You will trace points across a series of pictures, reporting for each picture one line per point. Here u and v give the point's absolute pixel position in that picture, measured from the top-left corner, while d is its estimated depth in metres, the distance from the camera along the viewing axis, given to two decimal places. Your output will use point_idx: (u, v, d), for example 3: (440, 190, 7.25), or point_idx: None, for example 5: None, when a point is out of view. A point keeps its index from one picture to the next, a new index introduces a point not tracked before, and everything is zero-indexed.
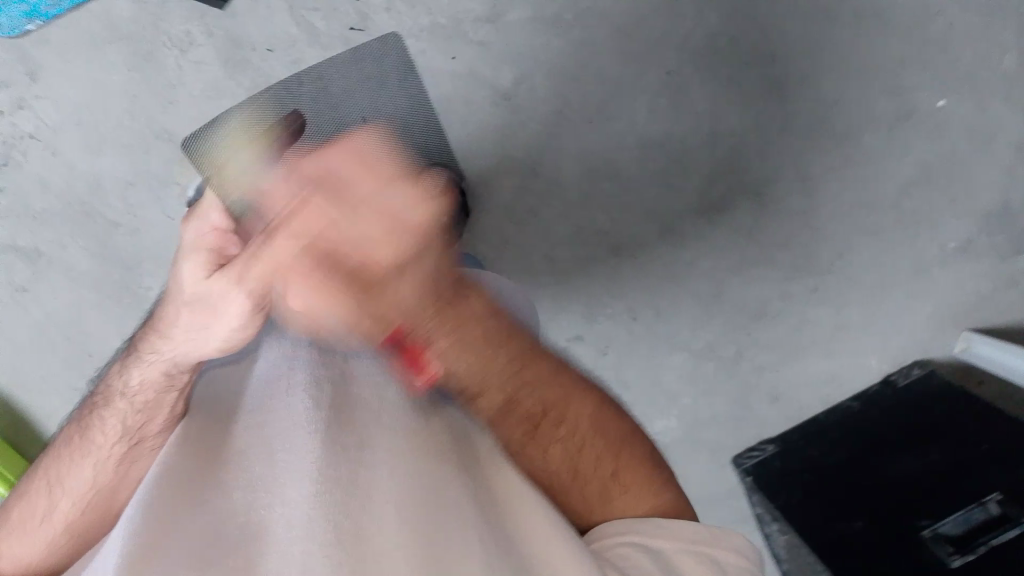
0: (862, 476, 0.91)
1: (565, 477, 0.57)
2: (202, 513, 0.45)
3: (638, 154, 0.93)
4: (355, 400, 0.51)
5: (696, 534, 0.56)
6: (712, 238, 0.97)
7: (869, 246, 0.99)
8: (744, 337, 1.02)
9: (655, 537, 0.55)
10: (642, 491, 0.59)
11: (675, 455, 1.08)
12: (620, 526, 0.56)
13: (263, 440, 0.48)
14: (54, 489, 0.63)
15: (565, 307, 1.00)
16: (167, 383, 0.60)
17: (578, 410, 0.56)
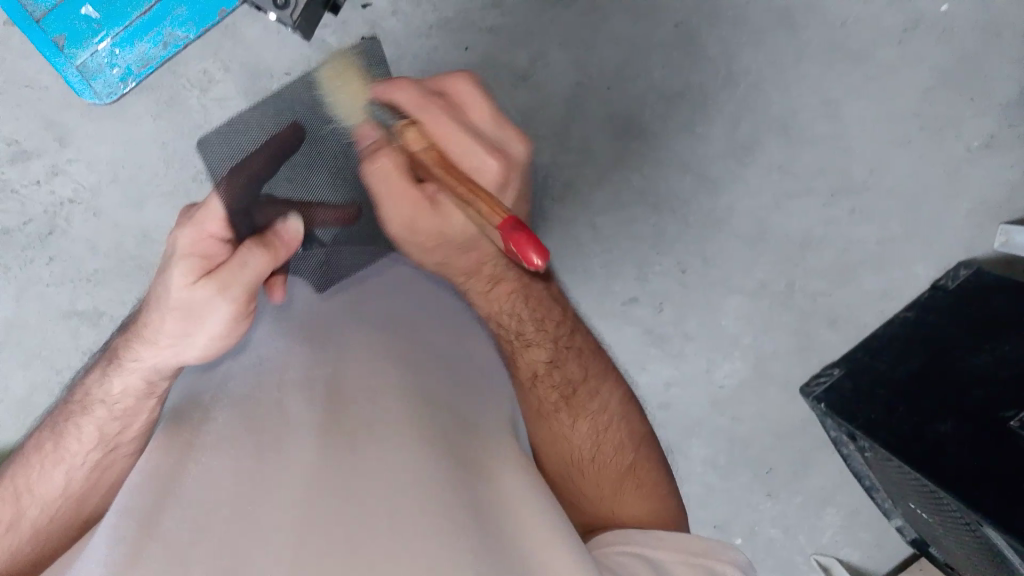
0: (942, 386, 0.91)
1: (586, 461, 0.62)
2: (188, 505, 0.43)
3: (661, 108, 0.95)
4: (353, 412, 0.49)
5: (690, 545, 0.55)
6: (745, 178, 0.98)
7: (899, 157, 0.99)
8: (795, 270, 1.02)
9: (655, 548, 0.54)
10: (649, 491, 0.62)
11: (746, 397, 1.07)
12: (626, 535, 0.56)
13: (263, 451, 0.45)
14: (18, 496, 0.59)
15: (616, 272, 1.00)
16: (146, 390, 0.59)
17: (602, 400, 0.64)
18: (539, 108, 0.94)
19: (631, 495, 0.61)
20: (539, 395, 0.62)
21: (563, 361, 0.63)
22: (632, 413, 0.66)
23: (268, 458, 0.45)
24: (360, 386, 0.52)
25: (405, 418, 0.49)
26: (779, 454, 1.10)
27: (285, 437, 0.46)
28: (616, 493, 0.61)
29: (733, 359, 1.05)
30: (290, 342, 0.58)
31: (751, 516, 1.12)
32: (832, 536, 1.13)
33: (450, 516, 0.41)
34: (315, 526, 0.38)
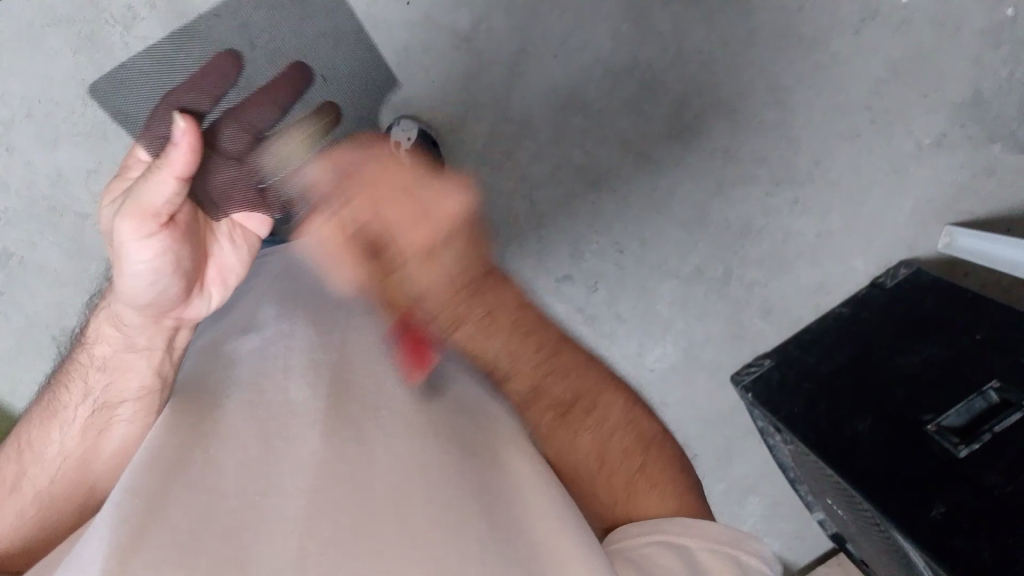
0: (863, 379, 0.91)
1: (597, 470, 0.56)
2: (193, 492, 0.39)
3: (606, 82, 0.92)
4: (350, 387, 0.49)
5: (721, 534, 0.52)
6: (688, 161, 0.96)
7: (844, 150, 0.98)
8: (733, 256, 1.01)
9: (679, 533, 0.51)
10: (667, 493, 0.55)
11: (675, 383, 1.06)
12: (647, 523, 0.51)
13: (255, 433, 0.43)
14: (24, 454, 0.63)
15: (551, 248, 0.98)
16: (127, 344, 0.61)
17: (607, 405, 0.59)
18: (480, 73, 0.90)
19: (655, 500, 0.54)
20: (532, 416, 0.57)
21: (549, 382, 0.58)
22: (643, 420, 0.61)
23: (280, 449, 0.42)
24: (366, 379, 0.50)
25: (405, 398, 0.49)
26: (705, 444, 1.09)
27: (294, 431, 0.43)
28: (635, 487, 0.55)
29: (664, 344, 1.04)
30: (290, 325, 0.58)
31: None
32: (753, 522, 1.14)
33: (458, 511, 0.38)
34: (325, 524, 0.35)
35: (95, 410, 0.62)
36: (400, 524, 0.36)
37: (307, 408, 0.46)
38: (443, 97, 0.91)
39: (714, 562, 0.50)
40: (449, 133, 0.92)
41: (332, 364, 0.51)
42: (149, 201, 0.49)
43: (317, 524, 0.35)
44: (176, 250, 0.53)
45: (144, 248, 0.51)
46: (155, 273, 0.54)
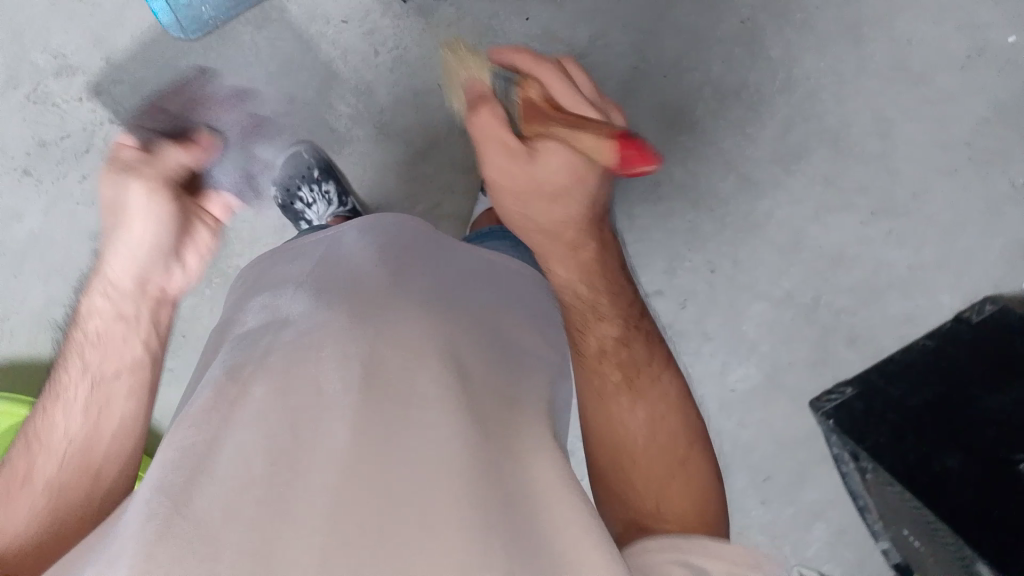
0: (953, 416, 0.91)
1: (640, 456, 0.58)
2: (227, 484, 0.40)
3: (715, 103, 0.93)
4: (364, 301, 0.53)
5: (747, 556, 0.48)
6: (789, 186, 0.97)
7: (942, 185, 0.99)
8: (824, 283, 1.02)
9: (702, 554, 0.48)
10: (698, 494, 0.56)
11: (754, 404, 1.07)
12: (665, 539, 0.49)
13: (285, 381, 0.47)
14: (30, 447, 0.59)
15: (645, 262, 0.99)
16: (117, 313, 0.63)
17: (662, 388, 0.61)
18: (593, 88, 0.92)
19: (668, 485, 0.56)
20: (601, 375, 0.60)
21: (625, 348, 0.61)
22: (672, 417, 0.59)
23: (318, 418, 0.44)
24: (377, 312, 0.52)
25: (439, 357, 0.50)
26: (778, 467, 1.09)
27: (326, 382, 0.46)
28: (656, 486, 0.56)
29: (748, 365, 1.04)
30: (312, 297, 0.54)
31: (740, 522, 1.12)
32: (816, 552, 1.12)
33: (484, 524, 0.39)
34: (355, 528, 0.37)
35: (92, 387, 0.60)
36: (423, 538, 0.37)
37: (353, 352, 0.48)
38: None
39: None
40: None
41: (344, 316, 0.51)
42: (128, 160, 0.60)
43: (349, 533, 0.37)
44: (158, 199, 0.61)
45: (137, 199, 0.59)
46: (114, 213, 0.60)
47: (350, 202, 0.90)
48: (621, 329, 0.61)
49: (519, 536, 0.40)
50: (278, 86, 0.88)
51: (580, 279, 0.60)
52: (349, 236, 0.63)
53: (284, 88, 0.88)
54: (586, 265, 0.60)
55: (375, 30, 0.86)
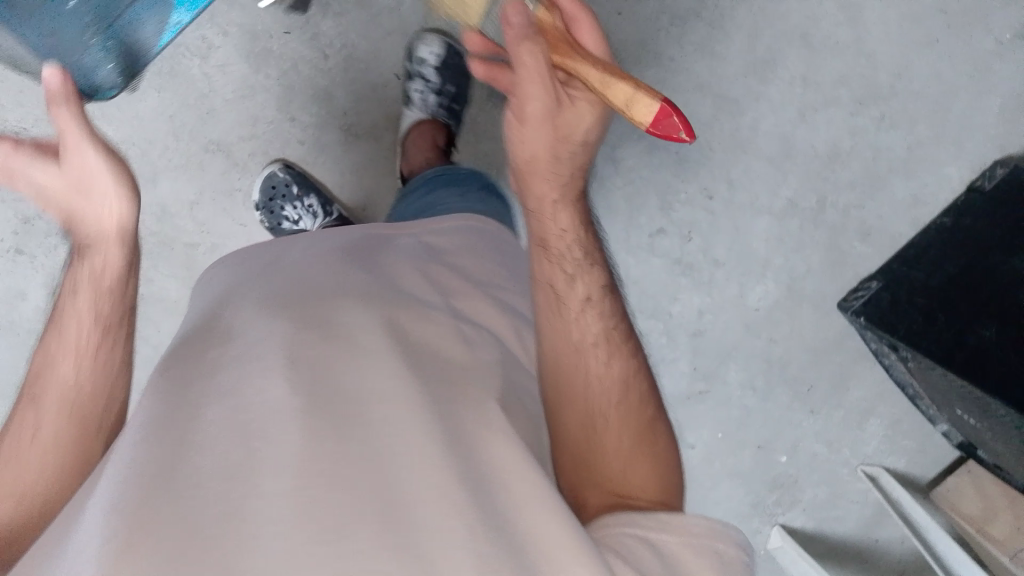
0: (980, 288, 0.89)
1: (613, 427, 0.54)
2: (181, 481, 0.39)
3: (675, 30, 0.91)
4: (302, 305, 0.52)
5: (693, 525, 0.46)
6: (768, 95, 0.95)
7: (923, 59, 0.97)
8: (825, 183, 1.00)
9: (663, 527, 0.46)
10: (658, 467, 0.52)
11: (780, 317, 1.05)
12: (628, 515, 0.46)
13: (231, 379, 0.46)
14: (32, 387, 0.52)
15: (640, 204, 0.97)
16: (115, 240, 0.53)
17: (636, 346, 0.58)
18: None
19: (636, 462, 0.52)
20: (581, 327, 0.56)
21: (603, 302, 0.58)
22: (639, 378, 0.56)
23: (260, 412, 0.43)
24: (323, 308, 0.52)
25: (388, 340, 0.50)
26: (820, 373, 1.08)
27: (275, 375, 0.45)
28: (623, 459, 0.52)
29: (766, 281, 1.03)
30: (257, 300, 0.54)
31: (793, 433, 1.10)
32: (876, 446, 1.12)
33: (451, 503, 0.39)
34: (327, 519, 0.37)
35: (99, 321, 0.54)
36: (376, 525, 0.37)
37: (301, 357, 0.47)
38: None
39: (690, 555, 0.44)
40: None
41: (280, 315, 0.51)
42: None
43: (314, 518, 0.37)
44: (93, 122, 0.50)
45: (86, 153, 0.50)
46: (80, 161, 0.50)
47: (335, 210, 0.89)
48: (604, 289, 0.59)
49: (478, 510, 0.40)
50: (236, 110, 0.86)
51: (559, 208, 0.60)
52: (294, 247, 0.62)
53: (245, 112, 0.86)
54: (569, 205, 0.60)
55: (319, 33, 0.84)
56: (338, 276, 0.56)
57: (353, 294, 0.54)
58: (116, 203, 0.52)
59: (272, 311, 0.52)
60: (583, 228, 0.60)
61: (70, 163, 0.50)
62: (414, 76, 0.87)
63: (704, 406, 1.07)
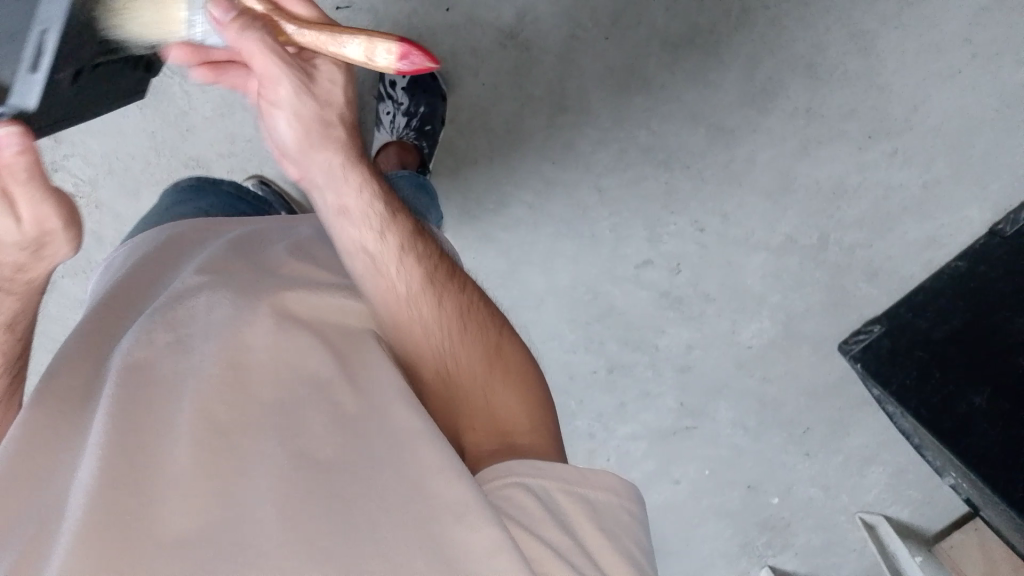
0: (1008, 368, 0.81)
1: (476, 373, 0.56)
2: (71, 507, 0.39)
3: (665, 56, 0.88)
4: (186, 314, 0.52)
5: (570, 472, 0.48)
6: (767, 127, 0.90)
7: (944, 92, 0.89)
8: (828, 220, 0.94)
9: (539, 477, 0.47)
10: (516, 390, 0.56)
11: (775, 358, 0.99)
12: (508, 464, 0.48)
13: (118, 403, 0.45)
14: None
15: (625, 234, 0.94)
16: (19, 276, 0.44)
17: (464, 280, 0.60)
18: (531, 67, 0.89)
19: (499, 391, 0.56)
20: (418, 296, 0.56)
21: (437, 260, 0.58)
22: (475, 310, 0.58)
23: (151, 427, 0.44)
24: (206, 312, 0.52)
25: (269, 346, 0.50)
26: (817, 417, 1.01)
27: (161, 394, 0.46)
28: (486, 387, 0.55)
29: (760, 319, 0.97)
30: (156, 304, 0.53)
31: (785, 475, 1.04)
32: (878, 494, 1.04)
33: (344, 500, 0.43)
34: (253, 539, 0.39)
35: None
36: (271, 501, 0.41)
37: (182, 373, 0.48)
38: (496, 97, 0.90)
39: (566, 499, 0.46)
40: (509, 134, 0.91)
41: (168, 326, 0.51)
42: None
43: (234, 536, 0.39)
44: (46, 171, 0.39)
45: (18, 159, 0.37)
46: (34, 215, 0.39)
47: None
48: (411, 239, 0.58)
49: (370, 497, 0.44)
50: (216, 128, 0.89)
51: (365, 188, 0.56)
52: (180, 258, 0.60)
53: (224, 129, 0.89)
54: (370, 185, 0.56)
55: None
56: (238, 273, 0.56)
57: (257, 291, 0.54)
58: (67, 250, 0.42)
59: (161, 317, 0.51)
60: (383, 189, 0.57)
61: (25, 220, 0.39)
62: (386, 98, 0.93)
63: (690, 442, 1.03)
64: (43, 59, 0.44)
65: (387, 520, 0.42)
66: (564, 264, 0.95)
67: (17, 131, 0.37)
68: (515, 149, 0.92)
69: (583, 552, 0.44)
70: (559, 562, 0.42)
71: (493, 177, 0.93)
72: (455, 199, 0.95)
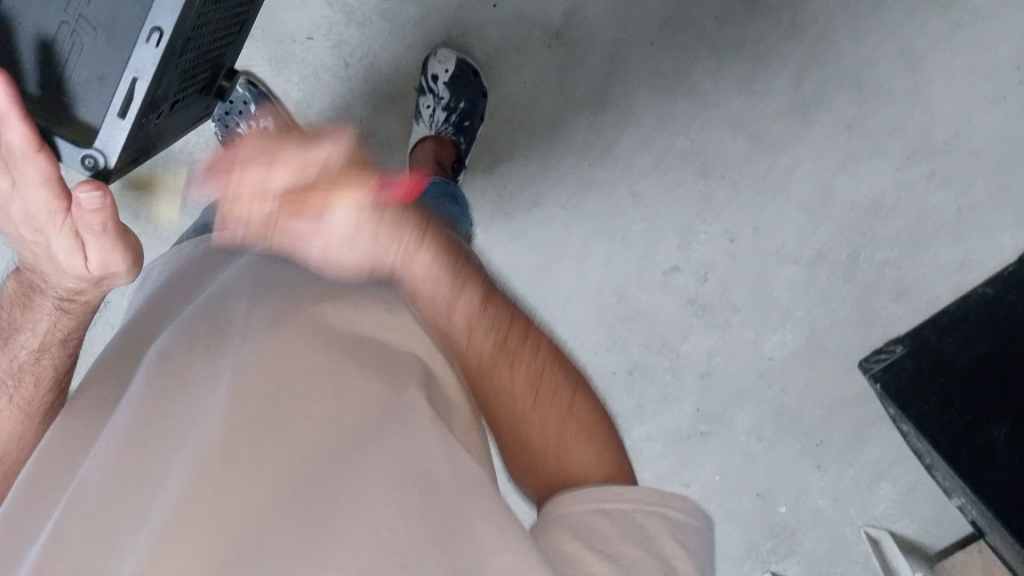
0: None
1: (539, 411, 0.47)
2: (93, 500, 0.36)
3: (711, 63, 0.88)
4: (222, 313, 0.48)
5: (645, 493, 0.42)
6: (808, 140, 0.90)
7: (988, 118, 0.89)
8: (861, 236, 0.93)
9: (610, 499, 0.41)
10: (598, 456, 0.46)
11: (797, 370, 0.99)
12: (590, 489, 0.42)
13: (149, 400, 0.41)
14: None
15: (656, 240, 0.94)
16: (92, 282, 0.49)
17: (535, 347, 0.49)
18: (575, 66, 0.88)
19: (575, 445, 0.46)
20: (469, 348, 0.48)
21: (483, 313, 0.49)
22: (550, 367, 0.49)
23: (176, 434, 0.39)
24: (242, 306, 0.48)
25: (301, 342, 0.45)
26: (834, 430, 1.02)
27: (187, 398, 0.41)
28: (560, 430, 0.46)
29: (784, 330, 0.97)
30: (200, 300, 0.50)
31: (797, 485, 1.04)
32: (886, 509, 1.05)
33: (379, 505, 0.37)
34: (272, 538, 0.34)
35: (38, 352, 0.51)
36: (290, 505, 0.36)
37: (210, 375, 0.43)
38: (538, 95, 0.90)
39: (645, 518, 0.40)
40: (549, 132, 0.91)
41: (207, 317, 0.47)
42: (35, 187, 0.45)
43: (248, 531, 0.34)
44: (120, 227, 0.46)
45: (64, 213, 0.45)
46: (100, 257, 0.47)
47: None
48: (482, 308, 0.49)
49: (398, 515, 0.37)
50: None
51: (439, 264, 0.49)
52: (228, 263, 0.57)
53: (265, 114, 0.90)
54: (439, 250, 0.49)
55: (342, 41, 0.88)
56: (276, 279, 0.51)
57: (291, 296, 0.49)
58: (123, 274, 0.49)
59: (196, 325, 0.47)
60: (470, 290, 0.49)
61: (92, 259, 0.47)
62: (427, 92, 0.89)
63: (704, 447, 1.03)
64: (132, 106, 0.54)
65: (412, 534, 0.36)
66: (592, 263, 0.96)
67: (99, 192, 0.44)
68: (553, 147, 0.92)
69: (653, 565, 0.38)
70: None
71: (530, 175, 0.93)
72: (489, 195, 0.94)
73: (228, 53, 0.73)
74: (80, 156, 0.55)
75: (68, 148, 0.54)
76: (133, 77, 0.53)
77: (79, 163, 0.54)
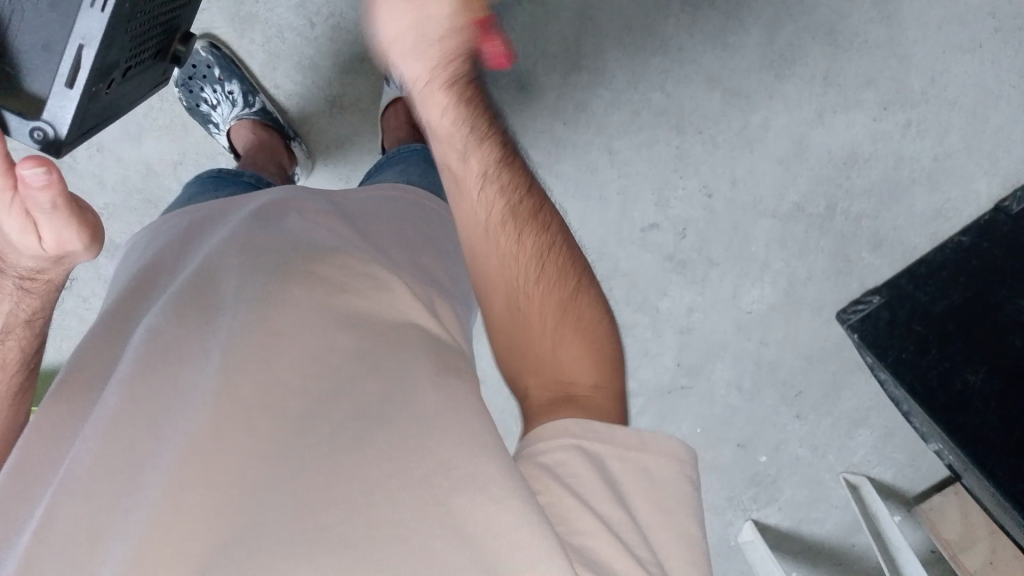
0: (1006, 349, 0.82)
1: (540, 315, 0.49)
2: (87, 473, 0.37)
3: (684, 16, 0.86)
4: (217, 277, 0.47)
5: (626, 437, 0.41)
6: (784, 93, 0.89)
7: (962, 66, 0.88)
8: (837, 188, 0.93)
9: (595, 442, 0.40)
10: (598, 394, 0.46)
11: (774, 323, 1.00)
12: (565, 422, 0.41)
13: (144, 372, 0.41)
14: None
15: (634, 196, 0.93)
16: (51, 260, 0.49)
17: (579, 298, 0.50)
18: (548, 22, 0.87)
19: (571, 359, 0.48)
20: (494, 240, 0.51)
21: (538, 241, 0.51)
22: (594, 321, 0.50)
23: (169, 408, 0.39)
24: (235, 275, 0.47)
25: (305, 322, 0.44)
26: (811, 380, 1.03)
27: (176, 374, 0.41)
28: (559, 350, 0.48)
29: (763, 284, 0.98)
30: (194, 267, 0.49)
31: (776, 434, 1.06)
32: (864, 455, 1.07)
33: (391, 481, 0.36)
34: (265, 519, 0.34)
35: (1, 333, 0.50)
36: (284, 480, 0.36)
37: (198, 353, 0.42)
38: (510, 53, 0.88)
39: (622, 471, 0.40)
40: (522, 91, 0.89)
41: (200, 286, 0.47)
42: None
43: (239, 508, 0.34)
44: (70, 201, 0.46)
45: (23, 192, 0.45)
46: (56, 234, 0.47)
47: (295, 146, 0.90)
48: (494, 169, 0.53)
49: (383, 469, 0.36)
50: None
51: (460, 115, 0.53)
52: (221, 220, 0.56)
53: None
54: (462, 110, 0.54)
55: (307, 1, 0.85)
56: (263, 240, 0.50)
57: (289, 262, 0.48)
58: (83, 253, 0.49)
59: (185, 292, 0.46)
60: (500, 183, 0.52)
61: (47, 237, 0.47)
62: None
63: (685, 401, 1.04)
64: (79, 75, 0.56)
65: (399, 507, 0.35)
66: (571, 223, 0.94)
67: (45, 170, 0.44)
68: (527, 106, 0.90)
69: (642, 542, 0.37)
70: (611, 544, 0.36)
71: (502, 135, 0.91)
72: None
73: (184, 15, 0.72)
74: (30, 129, 0.57)
75: (17, 121, 0.57)
76: (80, 44, 0.56)
77: (28, 135, 0.57)
